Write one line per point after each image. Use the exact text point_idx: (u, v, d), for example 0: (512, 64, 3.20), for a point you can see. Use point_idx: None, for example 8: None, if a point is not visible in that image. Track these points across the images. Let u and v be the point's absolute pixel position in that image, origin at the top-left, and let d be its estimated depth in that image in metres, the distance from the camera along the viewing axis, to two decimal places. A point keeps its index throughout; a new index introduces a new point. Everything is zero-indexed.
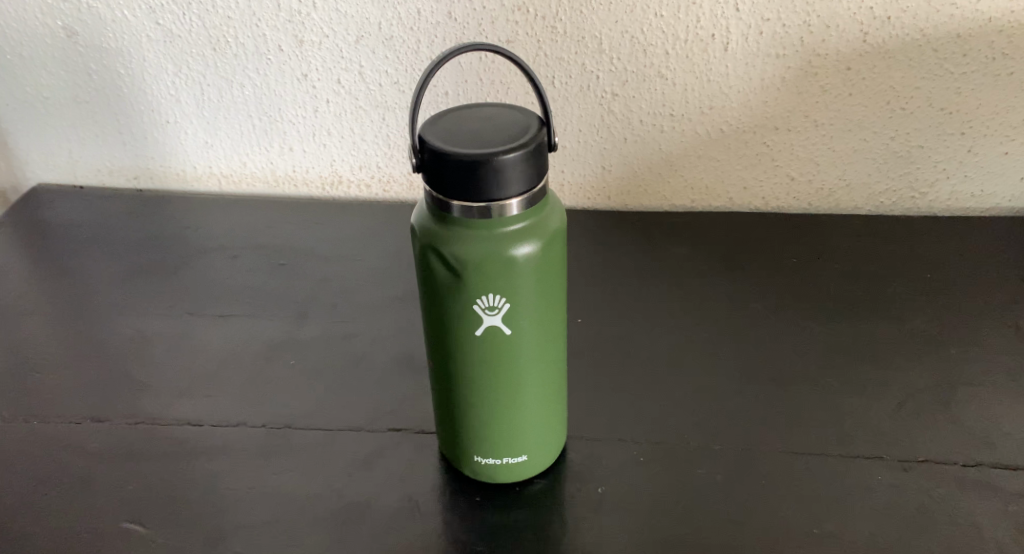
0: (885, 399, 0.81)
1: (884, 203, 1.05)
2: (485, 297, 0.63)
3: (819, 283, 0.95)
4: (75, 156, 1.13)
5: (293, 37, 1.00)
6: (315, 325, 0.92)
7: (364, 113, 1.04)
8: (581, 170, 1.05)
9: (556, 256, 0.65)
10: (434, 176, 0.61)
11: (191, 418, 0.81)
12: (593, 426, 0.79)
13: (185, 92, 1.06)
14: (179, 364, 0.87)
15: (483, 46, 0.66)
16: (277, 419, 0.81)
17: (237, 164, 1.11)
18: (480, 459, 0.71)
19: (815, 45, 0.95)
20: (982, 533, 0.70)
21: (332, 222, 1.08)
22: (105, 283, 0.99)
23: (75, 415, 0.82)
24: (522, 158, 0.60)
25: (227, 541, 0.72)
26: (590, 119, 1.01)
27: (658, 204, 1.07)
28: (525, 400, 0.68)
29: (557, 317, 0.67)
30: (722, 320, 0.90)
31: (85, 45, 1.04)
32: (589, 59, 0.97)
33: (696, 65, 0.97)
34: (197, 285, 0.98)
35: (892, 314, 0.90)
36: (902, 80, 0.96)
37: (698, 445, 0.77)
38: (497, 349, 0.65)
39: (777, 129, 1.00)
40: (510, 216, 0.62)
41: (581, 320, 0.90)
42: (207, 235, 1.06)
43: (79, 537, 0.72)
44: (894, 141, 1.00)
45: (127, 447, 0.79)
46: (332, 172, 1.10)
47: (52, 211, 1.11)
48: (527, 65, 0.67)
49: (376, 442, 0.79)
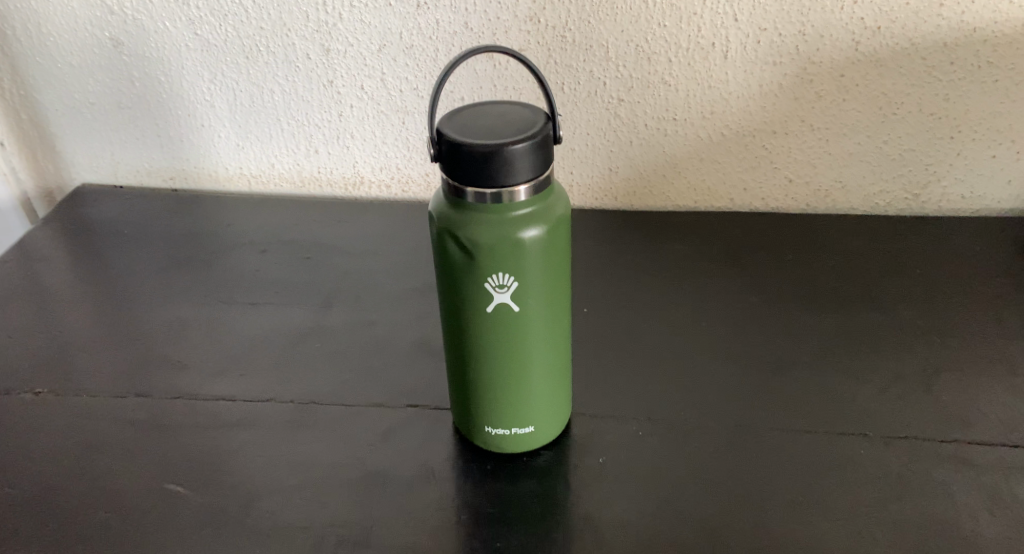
0: (870, 381, 0.86)
1: (878, 205, 1.10)
2: (496, 276, 0.69)
3: (812, 276, 1.00)
4: (117, 158, 1.21)
5: (321, 46, 1.07)
6: (339, 313, 0.99)
7: (385, 117, 1.11)
8: (589, 172, 1.11)
9: (561, 240, 0.70)
10: (450, 166, 0.67)
11: (225, 395, 0.88)
12: (596, 404, 0.85)
13: (220, 98, 1.13)
14: (214, 347, 0.94)
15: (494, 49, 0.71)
16: (305, 396, 0.87)
17: (266, 166, 1.18)
18: (491, 429, 0.77)
19: (810, 53, 1.01)
20: (956, 502, 0.75)
21: (355, 220, 1.15)
22: (145, 275, 1.07)
23: (120, 391, 0.89)
24: (530, 149, 0.66)
25: (259, 502, 0.78)
26: (598, 123, 1.08)
27: (662, 204, 1.13)
28: (532, 373, 0.74)
29: (562, 297, 0.73)
30: (720, 310, 0.96)
31: (129, 54, 1.11)
32: (596, 67, 1.04)
33: (698, 72, 1.03)
34: (228, 277, 1.06)
35: (882, 306, 0.95)
36: (893, 87, 1.02)
37: (693, 421, 0.83)
38: (507, 324, 0.71)
39: (776, 133, 1.06)
40: (518, 202, 0.67)
41: (586, 310, 0.96)
42: (238, 232, 1.14)
43: (125, 497, 0.79)
44: (886, 144, 1.06)
45: (167, 419, 0.86)
46: (355, 173, 1.17)
47: (95, 210, 1.19)
48: (536, 65, 0.73)
49: (395, 416, 0.85)
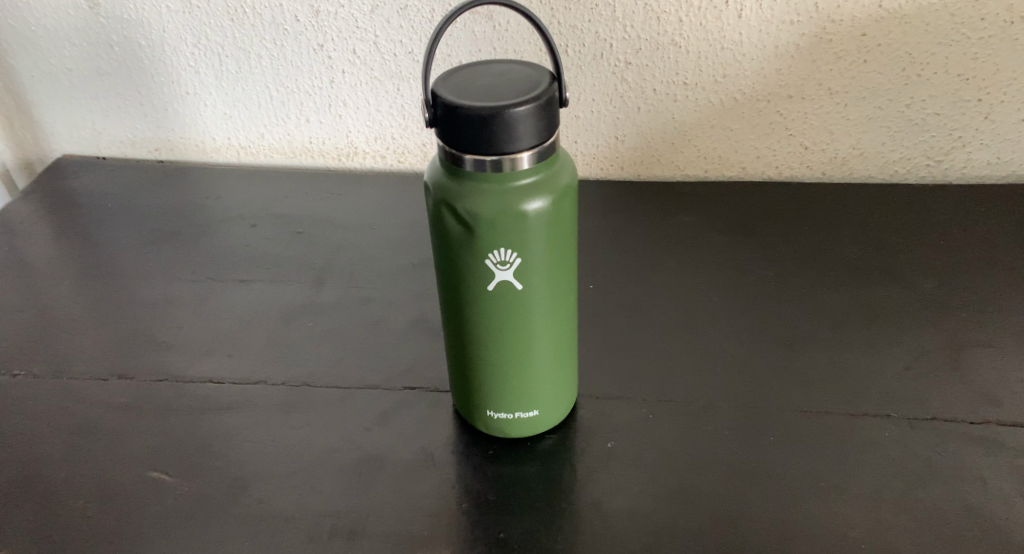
0: (896, 357, 0.81)
1: (898, 172, 1.05)
2: (497, 252, 0.63)
3: (831, 247, 0.95)
4: (98, 128, 1.15)
5: (309, 7, 1.02)
6: (332, 290, 0.94)
7: (379, 83, 1.06)
8: (594, 140, 1.06)
9: (567, 212, 0.65)
10: (447, 131, 0.61)
11: (213, 376, 0.83)
12: (604, 384, 0.80)
13: (205, 64, 1.07)
14: (201, 325, 0.89)
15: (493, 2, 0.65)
16: (297, 377, 0.83)
17: (255, 136, 1.13)
18: (492, 414, 0.72)
19: (828, 11, 0.95)
20: (988, 487, 0.71)
21: (349, 193, 1.10)
22: (129, 251, 1.02)
23: (102, 373, 0.84)
24: (533, 112, 0.60)
25: (248, 490, 0.73)
26: (604, 88, 1.02)
27: (671, 173, 1.08)
28: (536, 355, 0.69)
29: (567, 274, 0.67)
30: (734, 284, 0.91)
31: (107, 16, 1.06)
32: (602, 27, 0.98)
33: (710, 32, 0.98)
34: (216, 252, 1.01)
35: (905, 277, 0.90)
36: (917, 46, 0.96)
37: (707, 402, 0.78)
38: (508, 304, 0.66)
39: (791, 97, 1.01)
40: (521, 170, 0.62)
41: (592, 287, 0.91)
42: (226, 205, 1.09)
43: (106, 485, 0.74)
44: (908, 109, 1.00)
45: (151, 403, 0.81)
46: (348, 144, 1.12)
47: (77, 183, 1.14)
48: (540, 20, 0.67)
49: (392, 398, 0.80)
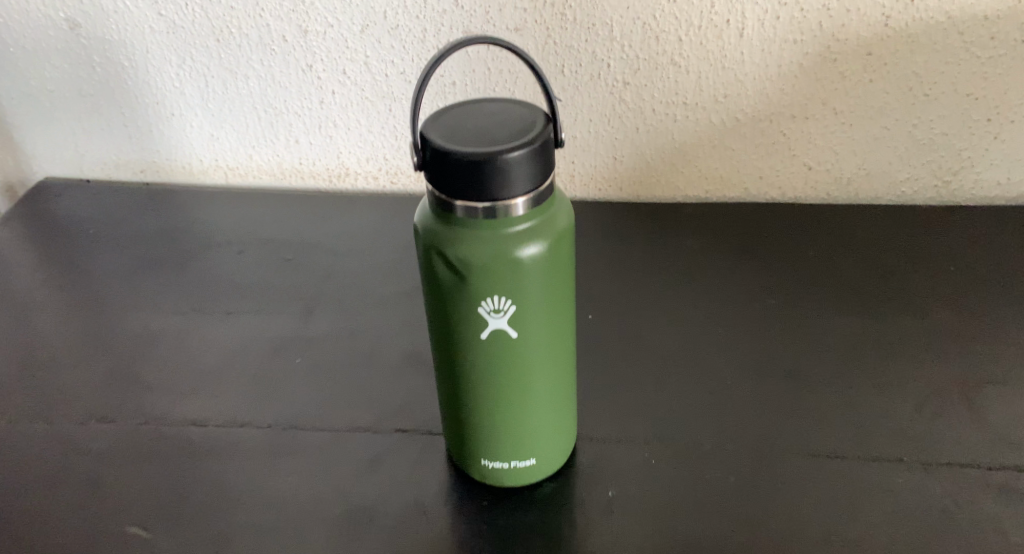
0: (908, 395, 0.77)
1: (905, 192, 1.02)
2: (490, 300, 0.60)
3: (838, 274, 0.92)
4: (81, 150, 1.12)
5: (298, 27, 0.98)
6: (321, 322, 0.90)
7: (370, 103, 1.02)
8: (592, 161, 1.03)
9: (564, 257, 0.62)
10: (437, 176, 0.58)
11: (196, 418, 0.80)
12: (605, 426, 0.77)
13: (190, 84, 1.04)
14: (185, 362, 0.86)
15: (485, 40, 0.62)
16: (284, 418, 0.80)
17: (243, 157, 1.09)
18: (487, 463, 0.68)
19: (833, 29, 0.92)
20: (1008, 540, 0.67)
21: (340, 215, 1.06)
22: (112, 280, 0.98)
23: (81, 415, 0.81)
24: (528, 156, 0.57)
25: (233, 543, 0.70)
26: (601, 108, 0.99)
27: (671, 194, 1.05)
28: (533, 404, 0.65)
29: (565, 320, 0.64)
30: (739, 314, 0.87)
31: (89, 36, 1.02)
32: (599, 47, 0.95)
33: (711, 52, 0.94)
34: (202, 280, 0.97)
35: (915, 306, 0.87)
36: (925, 65, 0.93)
37: (713, 445, 0.74)
38: (503, 352, 0.62)
39: (795, 117, 0.98)
40: (516, 216, 0.59)
41: (591, 316, 0.88)
42: (213, 230, 1.05)
43: (84, 539, 0.71)
44: (916, 128, 0.97)
45: (132, 448, 0.78)
46: (340, 165, 1.08)
47: (60, 206, 1.10)
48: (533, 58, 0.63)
49: (383, 442, 0.77)
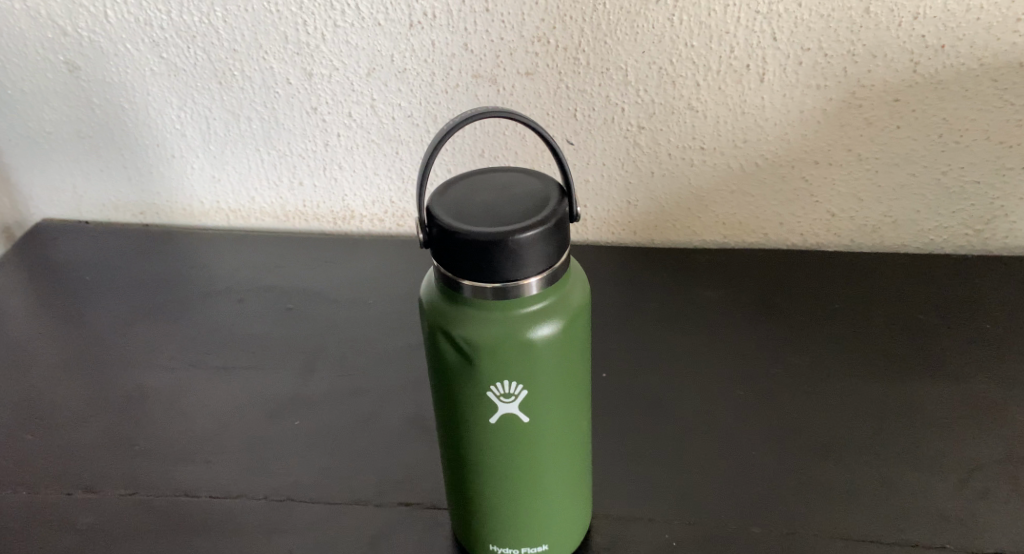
0: (945, 475, 0.74)
1: (934, 240, 0.97)
2: (500, 384, 0.57)
3: (864, 332, 0.88)
4: (80, 191, 1.09)
5: (302, 70, 0.94)
6: (323, 380, 0.87)
7: (377, 146, 0.98)
8: (605, 205, 0.98)
9: (579, 337, 0.58)
10: (443, 254, 0.55)
11: (190, 488, 0.78)
12: (620, 502, 0.73)
13: (192, 127, 1.00)
14: (180, 425, 0.83)
15: (498, 111, 0.59)
16: (281, 489, 0.77)
17: (246, 199, 1.06)
18: (496, 548, 0.64)
19: (860, 75, 0.87)
20: None
21: (344, 261, 1.03)
22: (108, 331, 0.95)
23: (70, 483, 0.79)
24: (541, 236, 0.54)
25: None
26: (615, 153, 0.95)
27: (687, 239, 1.00)
28: (546, 488, 0.61)
29: (580, 403, 0.61)
30: (760, 375, 0.83)
31: (87, 79, 0.99)
32: (614, 91, 0.91)
33: (730, 97, 0.90)
34: (201, 331, 0.94)
35: (948, 370, 0.83)
36: (957, 112, 0.89)
37: (736, 528, 0.71)
38: (514, 437, 0.59)
39: (818, 163, 0.93)
40: (528, 296, 0.55)
41: (604, 375, 0.84)
42: (213, 277, 1.02)
43: None
44: (946, 176, 0.92)
45: (122, 523, 0.75)
46: (345, 207, 1.04)
47: (57, 250, 1.07)
48: (549, 133, 0.61)
49: (385, 518, 0.75)
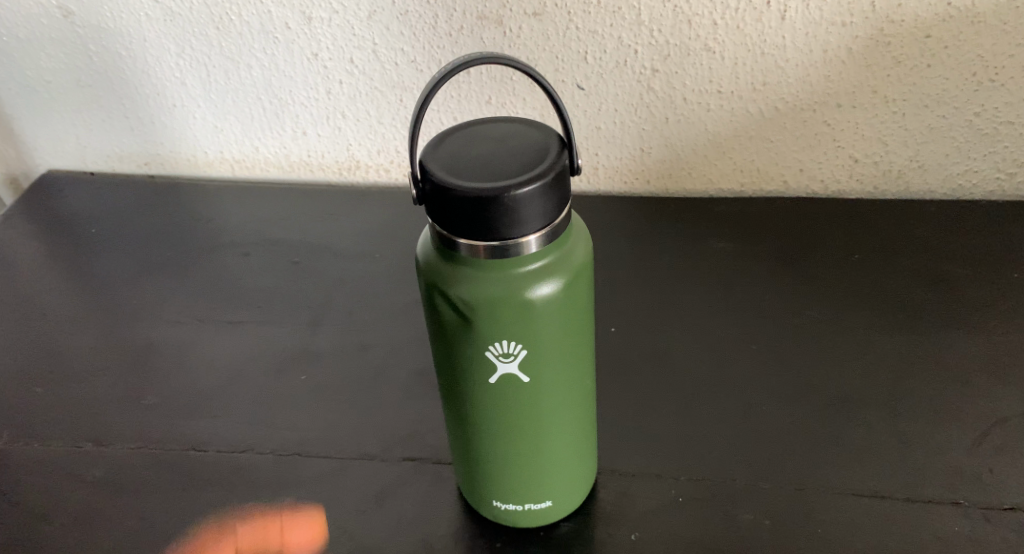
0: (965, 429, 0.72)
1: (963, 185, 0.94)
2: (499, 344, 0.55)
3: (884, 282, 0.85)
4: (82, 142, 1.07)
5: (301, 13, 0.91)
6: (329, 335, 0.85)
7: (380, 94, 0.96)
8: (617, 153, 0.95)
9: (582, 295, 0.56)
10: (438, 211, 0.53)
11: (195, 442, 0.77)
12: (628, 458, 0.72)
13: (191, 75, 0.98)
14: (185, 379, 0.82)
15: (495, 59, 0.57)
16: (286, 444, 0.76)
17: (249, 149, 1.03)
18: (499, 504, 0.63)
19: (888, 10, 0.83)
20: None
21: (350, 212, 1.01)
22: (112, 284, 0.94)
23: (75, 438, 0.78)
24: (540, 192, 0.52)
25: None
26: (628, 97, 0.91)
27: (703, 187, 0.97)
28: (549, 446, 0.60)
29: (584, 361, 0.59)
30: (775, 328, 0.81)
31: (83, 25, 0.96)
32: (626, 32, 0.87)
33: (749, 37, 0.86)
34: (206, 284, 0.93)
35: (973, 321, 0.80)
36: (992, 48, 0.85)
37: (747, 484, 0.69)
38: (515, 397, 0.57)
39: (841, 106, 0.89)
40: (527, 255, 0.53)
41: (614, 328, 0.82)
42: (219, 229, 1.00)
43: None
44: (978, 116, 0.89)
45: (128, 477, 0.75)
46: (349, 157, 1.02)
47: (62, 202, 1.06)
48: (550, 82, 0.59)
49: (391, 474, 0.74)
